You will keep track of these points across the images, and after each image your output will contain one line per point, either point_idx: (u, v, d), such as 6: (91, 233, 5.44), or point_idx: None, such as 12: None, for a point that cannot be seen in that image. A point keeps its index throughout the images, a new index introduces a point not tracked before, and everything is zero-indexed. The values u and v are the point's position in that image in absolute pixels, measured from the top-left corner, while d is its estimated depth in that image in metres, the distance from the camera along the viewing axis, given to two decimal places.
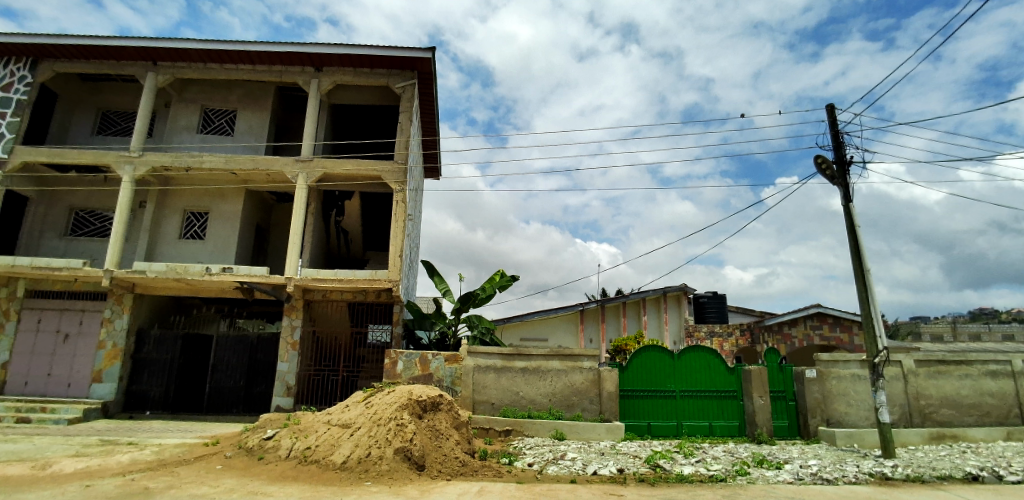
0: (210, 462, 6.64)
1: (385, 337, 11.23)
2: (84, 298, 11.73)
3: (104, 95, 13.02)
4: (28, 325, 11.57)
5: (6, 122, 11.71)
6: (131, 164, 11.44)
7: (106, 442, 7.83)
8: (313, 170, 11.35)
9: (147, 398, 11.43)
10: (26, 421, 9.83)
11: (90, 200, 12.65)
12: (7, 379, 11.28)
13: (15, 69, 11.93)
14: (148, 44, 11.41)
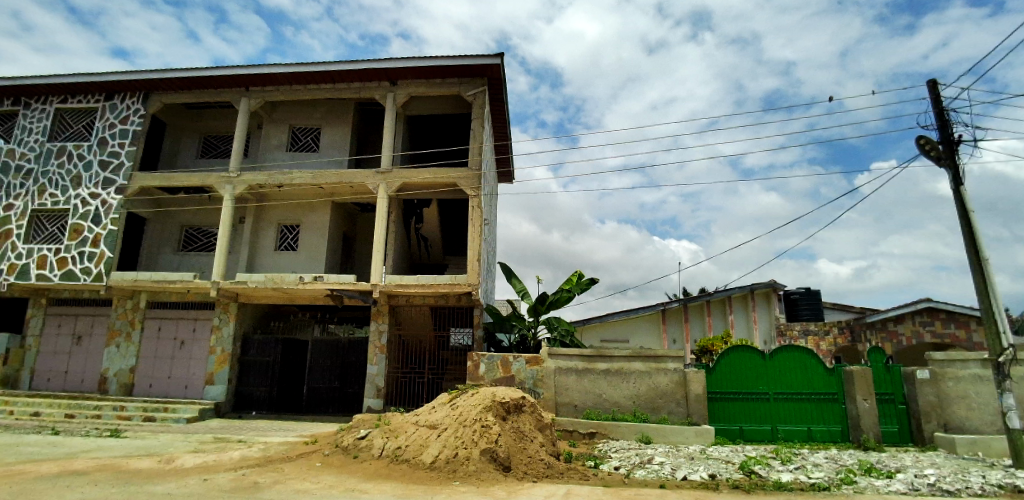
0: (311, 459, 7.03)
1: (467, 339, 11.55)
2: (196, 307, 12.85)
3: (205, 121, 14.29)
4: (151, 332, 12.84)
5: (126, 151, 13.03)
6: (231, 184, 12.38)
7: (220, 439, 8.52)
8: (392, 181, 11.79)
9: (254, 398, 12.39)
10: (152, 419, 10.87)
11: (197, 217, 13.90)
12: (135, 380, 12.61)
13: (130, 104, 13.27)
14: (240, 71, 12.32)
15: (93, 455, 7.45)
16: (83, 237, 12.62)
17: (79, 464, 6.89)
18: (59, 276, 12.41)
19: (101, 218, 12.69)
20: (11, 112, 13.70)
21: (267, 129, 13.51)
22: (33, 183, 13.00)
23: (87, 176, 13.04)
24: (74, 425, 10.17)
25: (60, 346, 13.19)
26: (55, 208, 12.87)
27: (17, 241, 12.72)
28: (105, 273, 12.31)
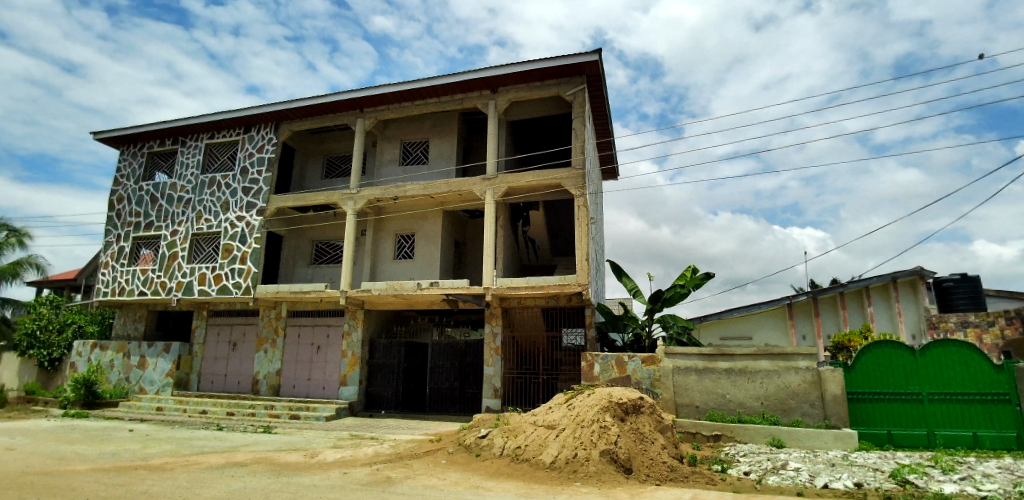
0: (437, 456, 7.39)
1: (579, 339, 11.47)
2: (330, 315, 14.08)
3: (330, 144, 15.68)
4: (293, 338, 14.26)
5: (264, 178, 14.51)
6: (352, 199, 13.39)
7: (356, 436, 9.22)
8: (498, 186, 12.11)
9: (382, 397, 13.21)
10: (296, 418, 12.00)
11: (326, 233, 15.32)
12: (282, 382, 14.07)
13: (264, 134, 14.78)
14: (354, 95, 13.30)
15: (248, 448, 8.42)
16: (233, 255, 14.30)
17: (235, 456, 7.83)
18: (216, 290, 14.21)
19: (247, 239, 14.29)
20: (173, 152, 15.85)
21: (379, 146, 14.54)
22: (192, 211, 14.96)
23: (234, 201, 14.72)
24: (233, 422, 11.60)
25: (219, 352, 15.15)
26: (210, 231, 14.70)
27: (183, 261, 14.70)
28: (253, 287, 13.82)
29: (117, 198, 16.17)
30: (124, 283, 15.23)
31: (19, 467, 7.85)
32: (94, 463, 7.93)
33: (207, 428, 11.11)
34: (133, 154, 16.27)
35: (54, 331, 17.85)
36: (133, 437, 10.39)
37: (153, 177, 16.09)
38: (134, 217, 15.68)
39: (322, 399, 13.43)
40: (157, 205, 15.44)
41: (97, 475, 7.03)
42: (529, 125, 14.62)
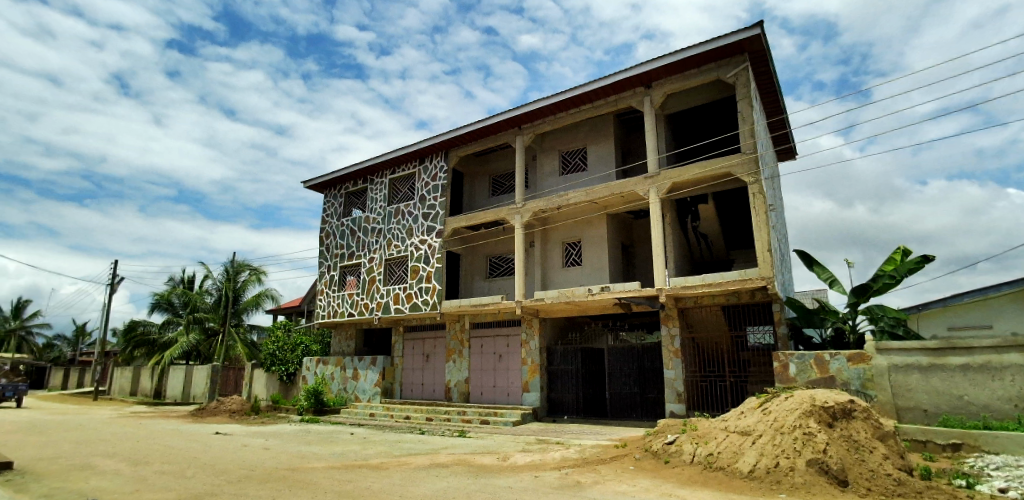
0: (624, 462, 7.41)
1: (766, 338, 11.72)
2: (507, 325, 18.13)
3: (494, 164, 20.95)
4: (477, 348, 18.70)
5: (442, 202, 19.56)
6: (520, 214, 16.46)
7: (541, 441, 11.73)
8: (662, 183, 12.53)
9: (564, 403, 16.28)
10: (488, 421, 15.84)
11: (497, 248, 20.01)
12: (472, 387, 18.51)
13: (437, 164, 20.02)
14: (518, 112, 16.58)
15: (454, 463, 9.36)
16: (420, 275, 19.29)
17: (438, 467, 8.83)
18: (408, 307, 19.34)
19: (429, 258, 19.25)
20: (365, 188, 22.42)
21: (541, 157, 18.00)
22: (384, 238, 20.74)
23: (415, 227, 19.97)
24: (440, 439, 13.58)
25: (416, 364, 20.27)
26: (398, 254, 20.21)
27: (380, 284, 20.36)
28: (438, 302, 18.52)
29: (326, 233, 23.24)
30: (337, 307, 21.58)
31: (274, 462, 9.69)
32: (328, 463, 9.54)
33: (427, 445, 12.59)
34: (334, 196, 23.53)
35: (290, 350, 22.45)
36: (356, 447, 12.17)
37: (349, 212, 23.00)
38: (338, 249, 22.43)
39: (508, 403, 17.36)
40: (357, 237, 21.80)
41: (332, 472, 8.38)
42: (691, 114, 15.06)
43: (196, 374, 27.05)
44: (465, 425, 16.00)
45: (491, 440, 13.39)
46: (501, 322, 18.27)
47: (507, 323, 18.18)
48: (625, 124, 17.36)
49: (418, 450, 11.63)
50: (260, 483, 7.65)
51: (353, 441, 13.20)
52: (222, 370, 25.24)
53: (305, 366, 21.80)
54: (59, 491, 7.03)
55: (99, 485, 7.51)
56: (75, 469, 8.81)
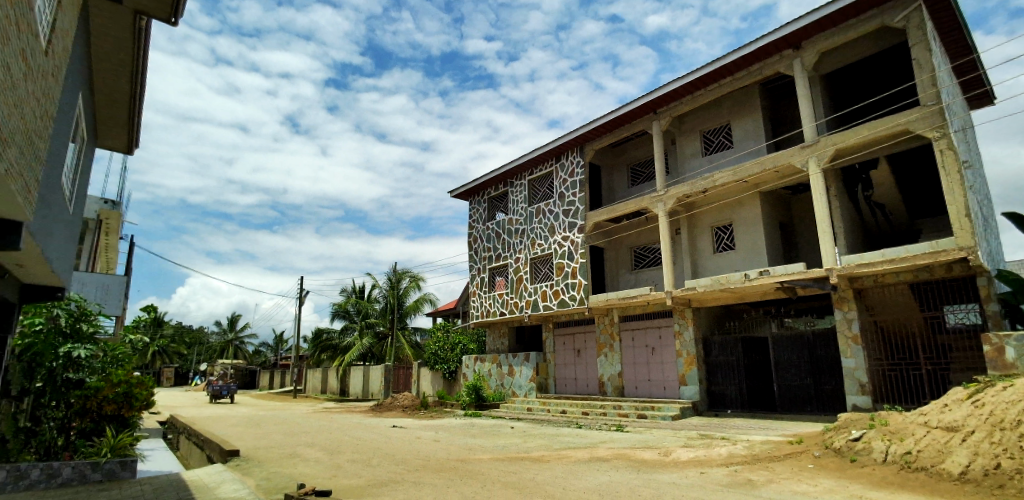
0: (802, 460, 6.86)
1: (972, 318, 9.90)
2: (657, 316, 17.71)
3: (632, 152, 20.52)
4: (628, 341, 18.52)
5: (581, 198, 19.73)
6: (662, 201, 16.02)
7: (703, 437, 11.44)
8: (823, 152, 11.25)
9: (726, 396, 15.46)
10: (646, 416, 15.60)
11: (642, 238, 19.61)
12: (626, 382, 18.37)
13: (574, 160, 20.23)
14: (652, 97, 16.33)
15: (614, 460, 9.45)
16: (565, 271, 19.69)
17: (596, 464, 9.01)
18: (556, 304, 19.83)
19: (573, 254, 19.56)
20: (506, 192, 23.52)
21: (680, 140, 17.26)
22: (527, 238, 21.60)
23: (557, 224, 20.52)
24: (598, 434, 13.75)
25: (567, 359, 20.70)
26: (543, 253, 20.86)
27: (527, 282, 21.21)
28: (585, 297, 18.76)
29: (473, 238, 24.82)
30: (490, 307, 22.93)
31: (444, 453, 10.69)
32: (492, 454, 10.35)
33: (584, 439, 12.83)
34: (478, 202, 25.03)
35: (450, 350, 24.58)
36: (517, 440, 12.87)
37: (493, 216, 24.29)
38: (486, 251, 23.82)
39: (665, 397, 16.96)
40: (502, 239, 22.96)
41: (497, 463, 9.04)
42: (851, 70, 13.37)
43: (371, 373, 30.63)
44: (622, 419, 15.96)
45: (649, 434, 13.22)
46: (652, 314, 17.88)
47: (658, 315, 17.73)
48: (772, 93, 15.96)
49: (577, 444, 11.94)
50: (433, 472, 8.54)
51: (514, 434, 13.97)
52: (393, 369, 28.21)
53: (465, 363, 23.57)
54: (278, 474, 8.58)
55: (304, 470, 8.97)
56: (287, 457, 10.59)
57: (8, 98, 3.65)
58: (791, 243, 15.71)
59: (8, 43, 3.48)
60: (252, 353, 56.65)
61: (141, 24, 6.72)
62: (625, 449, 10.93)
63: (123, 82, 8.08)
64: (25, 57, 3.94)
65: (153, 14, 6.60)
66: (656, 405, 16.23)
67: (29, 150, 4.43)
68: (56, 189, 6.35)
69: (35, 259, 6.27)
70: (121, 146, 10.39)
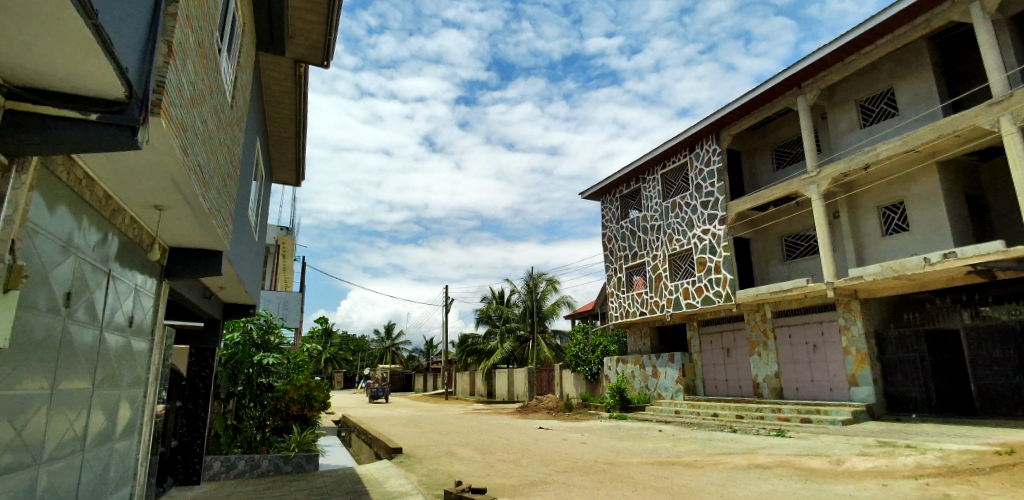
0: (1015, 475, 5.88)
1: None
2: (817, 311, 16.14)
3: (775, 134, 18.96)
4: (785, 339, 17.05)
5: (720, 187, 18.71)
6: (815, 183, 14.88)
7: (888, 446, 9.96)
8: (1018, 108, 10.20)
9: (910, 398, 13.64)
10: (810, 421, 14.23)
11: (793, 226, 17.92)
12: (785, 383, 16.95)
13: (710, 148, 19.25)
14: (798, 70, 15.27)
15: (776, 470, 8.83)
16: (708, 267, 18.75)
17: (754, 474, 8.53)
18: (700, 301, 18.93)
19: (715, 248, 18.57)
20: (639, 188, 23.10)
21: (833, 114, 15.76)
22: (665, 235, 20.97)
23: (696, 218, 19.59)
24: (756, 439, 12.88)
25: (716, 359, 19.61)
26: (682, 248, 20.09)
27: (667, 280, 20.55)
28: (731, 293, 17.69)
29: (608, 238, 24.70)
30: (628, 307, 22.61)
31: (593, 455, 10.87)
32: (641, 458, 10.35)
33: (741, 444, 12.12)
34: (611, 201, 24.91)
35: (591, 351, 24.68)
36: (667, 444, 12.59)
37: (627, 214, 23.97)
38: (621, 251, 23.57)
39: (833, 400, 15.35)
40: (638, 237, 22.54)
41: (649, 470, 9.08)
42: None
43: (515, 376, 31.82)
44: (782, 423, 14.73)
45: (817, 441, 12.06)
46: (811, 308, 16.33)
47: (819, 309, 16.13)
48: (948, 48, 13.82)
49: (734, 449, 11.34)
50: (582, 474, 8.79)
51: (663, 438, 13.65)
52: (536, 372, 29.47)
53: (608, 365, 23.47)
54: (437, 472, 9.45)
55: (461, 468, 9.77)
56: (444, 455, 11.60)
57: (206, 147, 4.67)
58: (985, 219, 13.26)
59: (203, 105, 4.48)
60: (408, 358, 62.07)
61: (299, 69, 8.12)
62: (788, 457, 10.13)
63: (289, 125, 9.66)
64: (216, 112, 5.05)
65: (309, 60, 7.91)
66: (822, 408, 14.71)
67: (224, 191, 5.63)
68: (246, 220, 7.82)
69: (235, 282, 7.76)
70: (290, 180, 12.30)
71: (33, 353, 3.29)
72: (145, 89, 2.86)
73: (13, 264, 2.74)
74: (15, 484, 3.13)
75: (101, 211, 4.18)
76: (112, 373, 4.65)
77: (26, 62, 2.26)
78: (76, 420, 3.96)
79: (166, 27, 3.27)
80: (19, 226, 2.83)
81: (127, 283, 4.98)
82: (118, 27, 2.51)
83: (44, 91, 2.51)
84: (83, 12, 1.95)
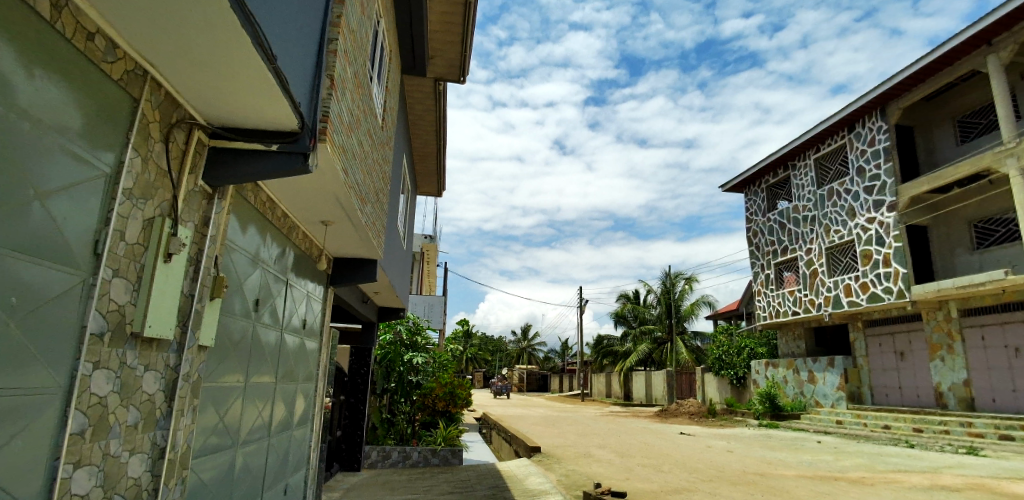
0: None
1: None
2: (1020, 308, 13.68)
3: (954, 104, 16.39)
4: (976, 342, 14.59)
5: (886, 169, 16.63)
6: (1014, 155, 12.83)
7: None
8: None
9: None
10: (1011, 438, 12.06)
11: (984, 209, 15.30)
12: (976, 394, 14.53)
13: (872, 125, 17.20)
14: (984, 26, 13.14)
15: (967, 494, 7.73)
16: (875, 260, 16.70)
17: (938, 496, 7.58)
18: (865, 298, 16.86)
19: (884, 238, 16.50)
20: (788, 176, 21.28)
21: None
22: (821, 226, 19.09)
23: (858, 205, 17.62)
24: (940, 457, 11.22)
25: (888, 364, 17.28)
26: (842, 240, 18.13)
27: (824, 277, 18.64)
28: (905, 289, 15.53)
29: (754, 232, 23.07)
30: (779, 306, 20.89)
31: (741, 465, 10.42)
32: (798, 471, 9.73)
33: (921, 462, 10.67)
34: (757, 192, 23.25)
35: (736, 354, 23.20)
36: (828, 457, 11.53)
37: (775, 205, 22.20)
38: (769, 246, 21.89)
39: None
40: (788, 230, 20.78)
41: (805, 483, 8.59)
42: None
43: (654, 378, 30.97)
44: (974, 440, 12.62)
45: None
46: (1011, 304, 13.86)
47: (1022, 306, 13.68)
48: None
49: (912, 467, 10.05)
50: (728, 485, 8.54)
51: (824, 451, 12.48)
52: (676, 375, 28.87)
53: (755, 369, 21.91)
54: (575, 472, 9.76)
55: (599, 470, 10.00)
56: (581, 457, 11.93)
57: (363, 169, 5.58)
58: None
59: (360, 128, 5.38)
60: (544, 358, 63.59)
61: (438, 88, 9.03)
62: (984, 480, 8.73)
63: (430, 139, 10.74)
64: (371, 134, 5.99)
65: (447, 77, 8.82)
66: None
67: (378, 205, 6.63)
68: (396, 231, 8.90)
69: (387, 287, 8.87)
70: (432, 191, 13.58)
71: (234, 349, 4.29)
72: (314, 119, 3.68)
73: (216, 276, 3.68)
74: (219, 460, 4.12)
75: (281, 228, 5.23)
76: (291, 369, 5.77)
77: (231, 104, 3.11)
78: (263, 410, 5.03)
79: (329, 62, 4.10)
80: (220, 244, 3.78)
81: (301, 290, 6.09)
82: (292, 69, 3.29)
83: (240, 129, 3.42)
84: (264, 59, 2.66)
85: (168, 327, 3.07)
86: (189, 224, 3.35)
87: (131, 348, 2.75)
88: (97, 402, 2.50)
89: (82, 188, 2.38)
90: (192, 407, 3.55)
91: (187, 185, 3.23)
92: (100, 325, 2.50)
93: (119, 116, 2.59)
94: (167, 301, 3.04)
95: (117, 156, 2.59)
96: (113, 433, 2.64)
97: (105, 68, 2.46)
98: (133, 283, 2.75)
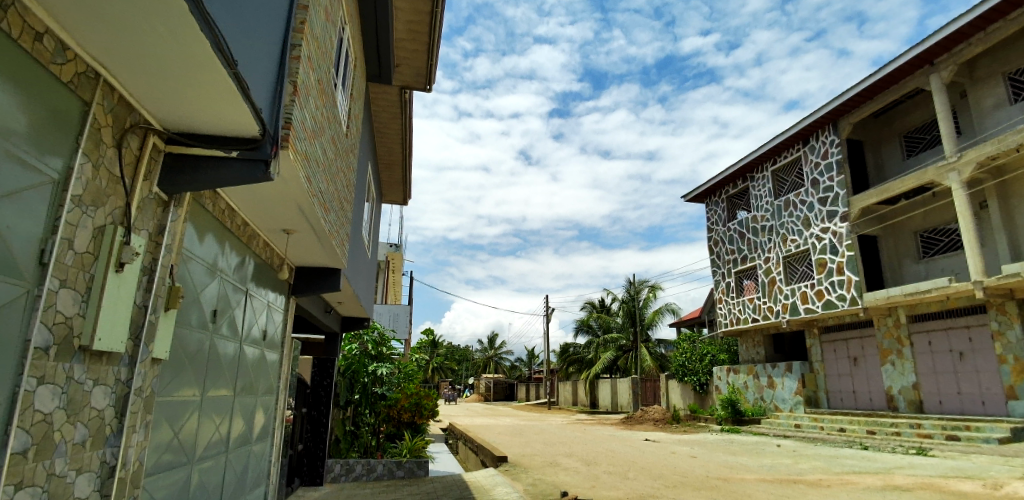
0: None
1: None
2: (963, 315, 14.49)
3: (899, 122, 17.36)
4: (924, 347, 15.38)
5: (839, 181, 17.39)
6: (955, 170, 13.62)
7: None
8: None
9: None
10: (957, 439, 12.70)
11: (928, 221, 16.18)
12: (925, 397, 15.25)
13: (825, 140, 17.99)
14: (926, 47, 13.99)
15: (918, 493, 8.04)
16: (828, 268, 17.38)
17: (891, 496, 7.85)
18: (821, 306, 17.51)
19: (837, 247, 17.21)
20: (747, 187, 21.97)
21: (975, 91, 14.55)
22: (778, 236, 19.76)
23: (812, 216, 18.34)
24: (892, 457, 11.68)
25: (842, 369, 17.93)
26: (798, 250, 18.79)
27: (781, 284, 19.26)
28: (858, 297, 16.19)
29: (715, 241, 23.69)
30: (739, 313, 21.45)
31: (705, 471, 10.58)
32: (759, 475, 9.95)
33: (875, 463, 11.08)
34: (717, 203, 23.95)
35: (699, 361, 23.68)
36: (787, 460, 11.86)
37: (734, 216, 22.91)
38: (730, 255, 22.52)
39: (985, 415, 13.79)
40: (747, 239, 21.41)
41: (767, 486, 8.81)
42: None
43: (619, 385, 31.29)
44: (923, 441, 13.21)
45: (967, 461, 10.70)
46: (955, 311, 14.68)
47: (964, 312, 14.49)
48: None
49: (865, 468, 10.42)
50: (693, 490, 8.65)
51: (783, 454, 12.85)
52: (640, 382, 29.30)
53: (717, 376, 22.42)
54: (543, 481, 9.71)
55: (567, 479, 9.97)
56: (549, 465, 11.89)
57: (326, 176, 5.46)
58: None
59: (323, 136, 5.26)
60: (510, 367, 63.44)
61: (405, 96, 8.96)
62: (932, 479, 9.12)
63: (396, 148, 10.64)
64: (335, 141, 5.87)
65: (413, 85, 8.77)
66: (972, 424, 13.13)
67: (343, 213, 6.51)
68: (361, 238, 8.74)
69: (351, 296, 8.67)
70: (398, 199, 13.42)
71: (189, 361, 4.08)
72: (276, 127, 3.57)
73: (172, 286, 3.51)
74: (174, 478, 3.91)
75: (241, 237, 5.05)
76: (249, 381, 5.54)
77: (188, 109, 2.99)
78: (221, 425, 4.82)
79: (292, 68, 4.01)
80: (176, 252, 3.61)
81: (261, 300, 5.88)
82: (254, 74, 3.20)
83: (199, 136, 3.27)
84: (225, 64, 2.56)
85: (120, 340, 2.90)
86: (143, 233, 3.18)
87: (79, 362, 2.59)
88: (42, 420, 2.33)
89: (26, 196, 2.23)
90: (144, 423, 3.35)
91: (141, 192, 3.08)
92: (46, 339, 2.34)
93: (68, 119, 2.45)
94: (119, 311, 2.88)
95: (66, 161, 2.45)
96: (59, 452, 2.46)
97: (54, 69, 2.32)
98: (82, 293, 2.58)
